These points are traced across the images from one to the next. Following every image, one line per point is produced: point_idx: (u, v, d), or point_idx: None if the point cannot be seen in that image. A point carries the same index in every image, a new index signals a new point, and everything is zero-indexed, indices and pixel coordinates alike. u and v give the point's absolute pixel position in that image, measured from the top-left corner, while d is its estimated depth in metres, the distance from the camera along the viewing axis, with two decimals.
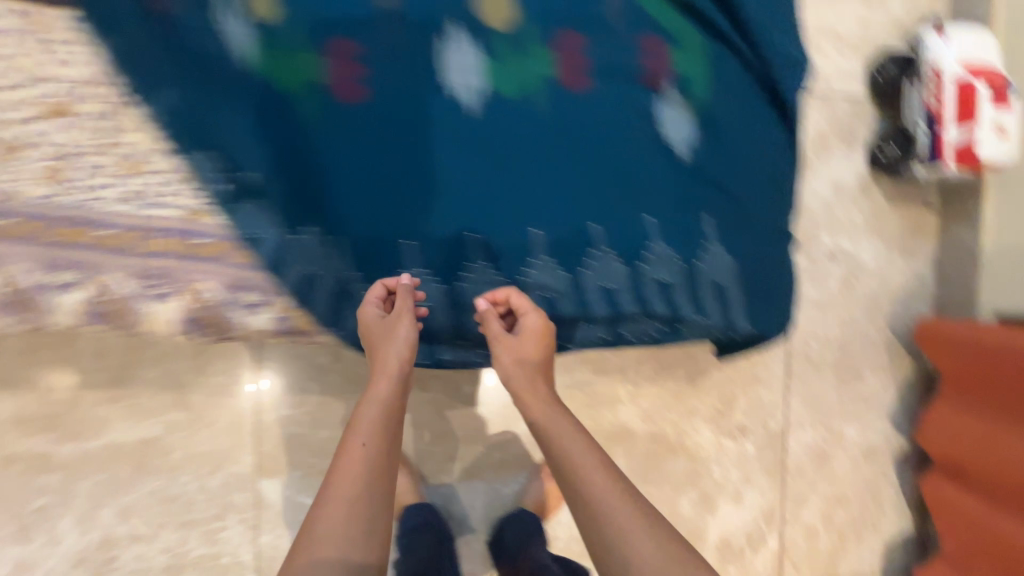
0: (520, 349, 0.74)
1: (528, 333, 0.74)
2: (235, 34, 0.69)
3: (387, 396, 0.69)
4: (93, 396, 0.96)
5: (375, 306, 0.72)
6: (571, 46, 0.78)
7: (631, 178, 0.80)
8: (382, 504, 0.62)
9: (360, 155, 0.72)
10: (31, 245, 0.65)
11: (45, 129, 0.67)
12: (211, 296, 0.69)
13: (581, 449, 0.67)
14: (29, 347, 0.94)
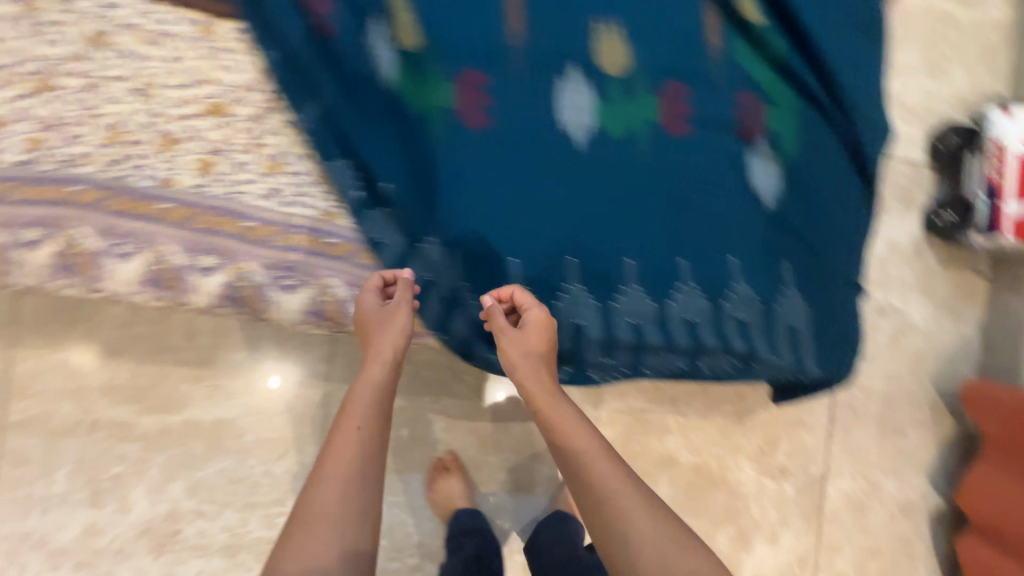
0: (523, 341, 0.76)
1: (533, 327, 0.76)
2: (382, 58, 0.75)
3: (379, 375, 0.73)
4: (178, 372, 1.01)
5: (374, 286, 0.75)
6: (673, 95, 0.85)
7: (718, 221, 0.86)
8: (375, 485, 0.66)
9: (478, 175, 0.78)
10: (181, 230, 0.71)
11: (203, 127, 0.74)
12: (336, 292, 0.76)
13: (576, 439, 0.71)
14: (128, 320, 0.99)
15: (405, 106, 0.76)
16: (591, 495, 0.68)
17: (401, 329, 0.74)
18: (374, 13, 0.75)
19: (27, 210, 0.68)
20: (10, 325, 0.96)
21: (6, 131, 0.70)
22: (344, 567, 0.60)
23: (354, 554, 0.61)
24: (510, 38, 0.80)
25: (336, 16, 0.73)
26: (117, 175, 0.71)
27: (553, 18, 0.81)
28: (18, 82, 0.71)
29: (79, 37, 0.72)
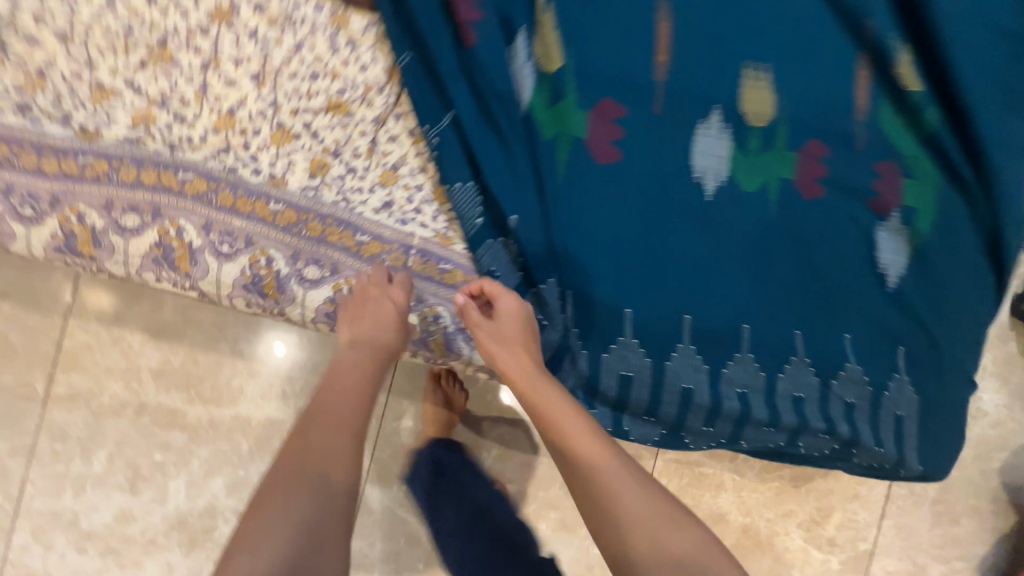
0: (500, 334, 0.65)
1: (508, 316, 0.66)
2: (522, 79, 0.70)
3: (370, 358, 0.61)
4: (233, 364, 0.96)
5: (377, 274, 0.65)
6: (814, 154, 0.79)
7: (836, 295, 0.80)
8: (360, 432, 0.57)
9: (602, 215, 0.73)
10: (287, 235, 0.65)
11: (320, 124, 0.68)
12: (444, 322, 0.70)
13: (559, 413, 0.62)
14: (191, 304, 0.94)
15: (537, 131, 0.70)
16: (575, 472, 0.60)
17: (396, 315, 0.63)
18: (521, 30, 0.70)
19: (127, 192, 0.61)
20: (68, 292, 0.91)
21: (114, 104, 0.64)
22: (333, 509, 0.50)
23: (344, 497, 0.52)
24: (653, 72, 0.74)
25: (481, 25, 0.66)
26: (226, 168, 0.65)
27: (702, 57, 0.75)
28: (132, 52, 0.65)
29: (201, 9, 0.66)
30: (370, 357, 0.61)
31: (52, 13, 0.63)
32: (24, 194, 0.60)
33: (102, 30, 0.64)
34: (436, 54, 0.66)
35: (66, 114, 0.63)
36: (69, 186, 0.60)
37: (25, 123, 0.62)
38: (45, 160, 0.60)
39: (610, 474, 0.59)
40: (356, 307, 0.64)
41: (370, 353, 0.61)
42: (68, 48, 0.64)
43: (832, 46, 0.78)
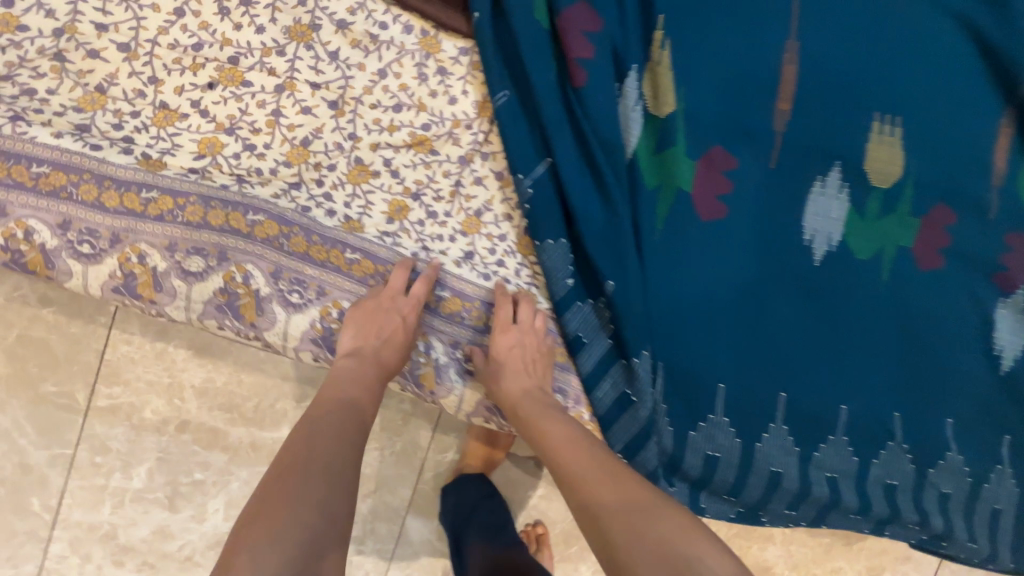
0: (495, 371, 0.59)
1: (505, 353, 0.59)
2: (628, 127, 0.63)
3: (368, 373, 0.56)
4: (279, 386, 0.91)
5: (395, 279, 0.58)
6: (938, 221, 0.71)
7: (946, 377, 0.73)
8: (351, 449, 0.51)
9: (701, 278, 0.67)
10: (361, 287, 0.59)
11: (402, 162, 0.62)
12: None
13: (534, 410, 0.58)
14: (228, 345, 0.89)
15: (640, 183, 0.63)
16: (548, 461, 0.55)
17: (403, 334, 0.58)
18: (631, 67, 0.61)
19: (192, 234, 0.56)
20: (103, 326, 0.87)
21: (179, 129, 0.58)
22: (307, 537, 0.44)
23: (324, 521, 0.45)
24: (771, 120, 0.66)
25: (590, 66, 0.59)
26: (299, 208, 0.59)
27: (827, 107, 0.67)
28: (200, 70, 0.58)
29: (278, 25, 0.59)
30: (365, 375, 0.56)
31: (115, 23, 0.57)
32: (81, 230, 0.55)
33: (169, 46, 0.58)
34: (540, 95, 0.59)
35: (128, 138, 0.57)
36: (132, 223, 0.55)
37: (84, 149, 0.55)
38: (105, 193, 0.55)
39: (589, 470, 0.53)
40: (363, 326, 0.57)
41: (367, 371, 0.56)
42: (132, 63, 0.57)
43: (969, 100, 0.69)
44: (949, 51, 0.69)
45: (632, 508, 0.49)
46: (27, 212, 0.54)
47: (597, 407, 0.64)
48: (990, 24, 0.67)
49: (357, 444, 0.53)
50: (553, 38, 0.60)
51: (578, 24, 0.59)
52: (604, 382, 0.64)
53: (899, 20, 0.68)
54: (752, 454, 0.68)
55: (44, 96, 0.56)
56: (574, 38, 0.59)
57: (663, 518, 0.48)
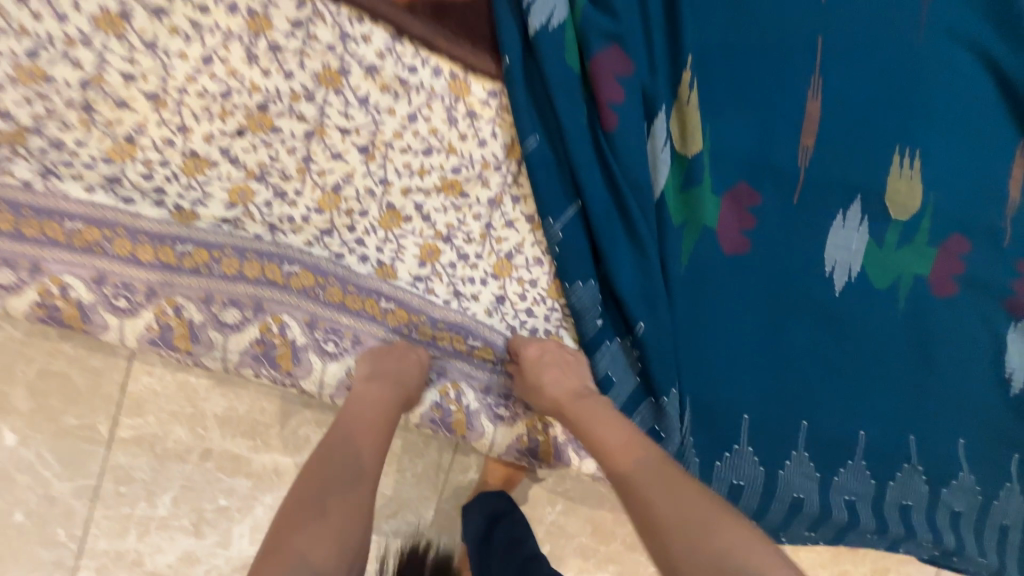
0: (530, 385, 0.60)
1: (535, 364, 0.61)
2: (656, 166, 0.63)
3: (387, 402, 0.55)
4: (301, 413, 0.92)
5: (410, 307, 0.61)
6: (953, 250, 0.73)
7: (958, 400, 0.75)
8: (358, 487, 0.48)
9: (727, 313, 0.68)
10: (394, 337, 0.61)
11: (433, 206, 0.62)
12: (557, 431, 0.64)
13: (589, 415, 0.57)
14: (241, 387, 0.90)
15: (669, 220, 0.64)
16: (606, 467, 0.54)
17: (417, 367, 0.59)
18: (659, 108, 0.62)
19: (228, 285, 0.57)
20: (123, 363, 0.88)
21: (209, 177, 0.58)
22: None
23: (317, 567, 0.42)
24: (795, 155, 0.67)
25: (620, 109, 0.60)
26: (332, 256, 0.59)
27: (849, 141, 0.68)
28: (229, 117, 0.58)
29: (307, 70, 0.58)
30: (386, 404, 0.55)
31: (143, 73, 0.56)
32: (116, 284, 0.55)
33: (197, 94, 0.57)
34: (571, 139, 0.59)
35: (158, 189, 0.57)
36: (167, 276, 0.56)
37: (117, 203, 0.55)
38: (140, 247, 0.55)
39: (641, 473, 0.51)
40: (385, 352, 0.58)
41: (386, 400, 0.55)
42: (160, 112, 0.57)
43: (984, 132, 0.71)
44: (965, 84, 0.70)
45: (690, 519, 0.46)
46: (60, 268, 0.54)
47: None
48: (1000, 60, 0.70)
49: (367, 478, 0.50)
50: (583, 80, 0.61)
51: (608, 68, 0.60)
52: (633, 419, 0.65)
53: (918, 55, 0.69)
54: (776, 483, 0.70)
55: (72, 148, 0.55)
56: (604, 83, 0.59)
57: (719, 526, 0.45)
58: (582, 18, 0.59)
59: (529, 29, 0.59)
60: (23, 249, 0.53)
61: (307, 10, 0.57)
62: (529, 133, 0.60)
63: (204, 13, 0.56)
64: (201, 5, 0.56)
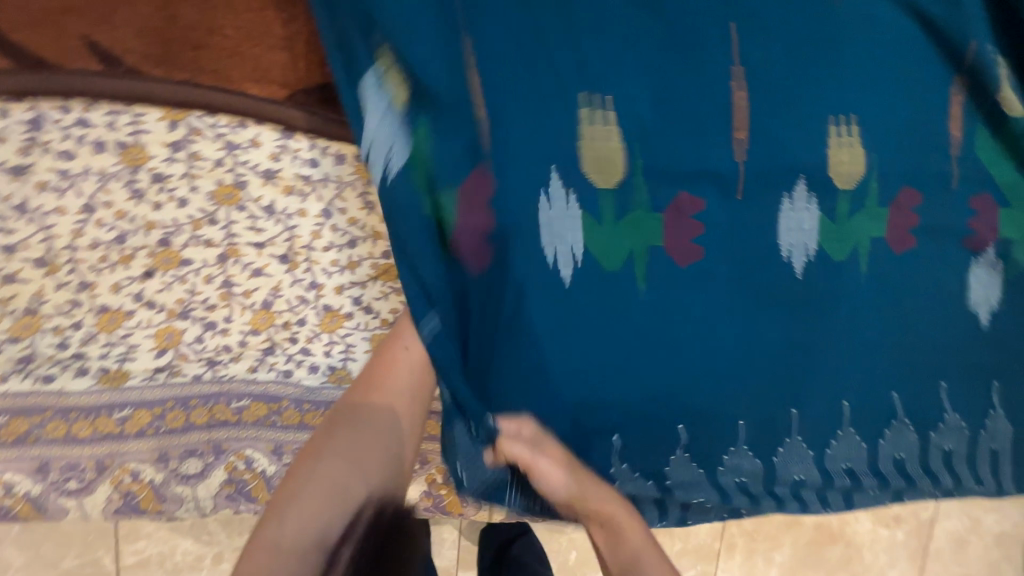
0: (537, 450, 0.59)
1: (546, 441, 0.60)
2: (562, 246, 0.61)
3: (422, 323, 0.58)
4: None
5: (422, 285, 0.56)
6: (906, 203, 0.71)
7: (936, 345, 0.75)
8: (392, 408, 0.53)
9: (693, 324, 0.66)
10: None
11: (371, 296, 0.58)
12: None
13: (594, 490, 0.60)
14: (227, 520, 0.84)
15: (612, 262, 0.63)
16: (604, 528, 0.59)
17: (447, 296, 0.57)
18: (537, 193, 0.59)
19: (180, 438, 0.54)
20: None
21: (128, 328, 0.54)
22: (329, 505, 0.47)
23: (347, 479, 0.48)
24: (730, 151, 0.65)
25: (516, 171, 0.58)
26: (280, 376, 0.56)
27: (782, 121, 0.65)
28: (131, 261, 0.54)
29: (200, 192, 0.54)
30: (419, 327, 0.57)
31: (25, 240, 0.52)
32: (63, 467, 0.52)
33: (89, 246, 0.53)
34: (495, 199, 0.57)
35: (78, 354, 0.53)
36: (114, 445, 0.53)
37: (37, 384, 0.52)
38: (76, 424, 0.52)
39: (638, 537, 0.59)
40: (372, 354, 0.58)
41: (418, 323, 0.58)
42: (55, 275, 0.52)
43: (917, 76, 0.68)
44: (887, 32, 0.67)
45: None
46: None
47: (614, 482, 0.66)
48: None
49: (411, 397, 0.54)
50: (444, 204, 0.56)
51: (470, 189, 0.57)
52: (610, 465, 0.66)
53: (832, 15, 0.65)
54: (772, 471, 0.71)
55: None
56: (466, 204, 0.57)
57: None
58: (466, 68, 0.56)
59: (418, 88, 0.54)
60: None
61: (181, 129, 0.53)
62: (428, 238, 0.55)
63: (72, 160, 0.52)
64: (66, 153, 0.52)
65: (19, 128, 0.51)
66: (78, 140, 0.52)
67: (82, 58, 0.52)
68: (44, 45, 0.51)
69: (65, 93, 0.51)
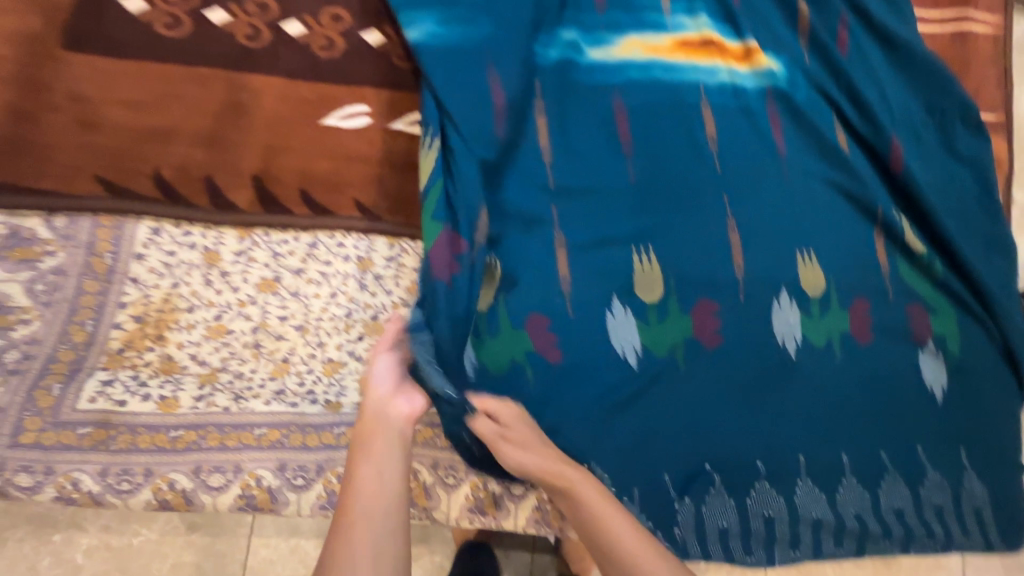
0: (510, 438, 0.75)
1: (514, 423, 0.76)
2: (627, 342, 0.89)
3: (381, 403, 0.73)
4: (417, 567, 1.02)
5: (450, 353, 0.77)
6: (860, 309, 1.00)
7: (910, 417, 0.97)
8: (372, 483, 0.67)
9: (719, 389, 0.91)
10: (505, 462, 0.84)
11: (500, 352, 0.86)
12: None
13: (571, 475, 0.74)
14: None
15: (659, 351, 0.90)
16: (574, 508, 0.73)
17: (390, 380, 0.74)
18: (605, 310, 0.90)
19: None
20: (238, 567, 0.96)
21: (344, 373, 0.80)
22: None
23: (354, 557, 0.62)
24: (734, 271, 0.96)
25: (594, 279, 0.90)
26: None
27: (766, 250, 0.98)
28: (352, 329, 0.81)
29: (402, 287, 0.83)
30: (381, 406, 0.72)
31: (292, 312, 0.80)
32: (295, 467, 0.75)
33: (330, 318, 0.81)
34: (571, 292, 0.89)
35: (311, 390, 0.78)
36: (330, 453, 0.76)
37: (287, 407, 0.77)
38: (309, 436, 0.76)
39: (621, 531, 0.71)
40: (496, 387, 0.85)
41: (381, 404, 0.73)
42: (305, 336, 0.80)
43: (852, 225, 1.03)
44: (828, 197, 1.02)
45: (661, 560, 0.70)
46: (253, 465, 0.74)
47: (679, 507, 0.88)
48: (844, 180, 1.03)
49: (381, 470, 0.68)
50: (513, 339, 0.86)
51: (536, 329, 0.87)
52: (667, 489, 0.88)
53: (790, 187, 1.01)
54: (794, 509, 0.91)
55: (249, 374, 0.77)
56: (535, 334, 0.87)
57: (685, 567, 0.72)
58: (553, 216, 0.91)
59: (517, 220, 0.90)
60: (227, 456, 0.73)
61: (395, 248, 0.85)
62: (496, 317, 0.87)
63: (328, 265, 0.82)
64: (325, 260, 0.83)
65: (302, 246, 0.83)
66: (335, 254, 0.83)
67: (348, 208, 0.85)
68: (326, 200, 0.85)
69: (332, 228, 0.84)
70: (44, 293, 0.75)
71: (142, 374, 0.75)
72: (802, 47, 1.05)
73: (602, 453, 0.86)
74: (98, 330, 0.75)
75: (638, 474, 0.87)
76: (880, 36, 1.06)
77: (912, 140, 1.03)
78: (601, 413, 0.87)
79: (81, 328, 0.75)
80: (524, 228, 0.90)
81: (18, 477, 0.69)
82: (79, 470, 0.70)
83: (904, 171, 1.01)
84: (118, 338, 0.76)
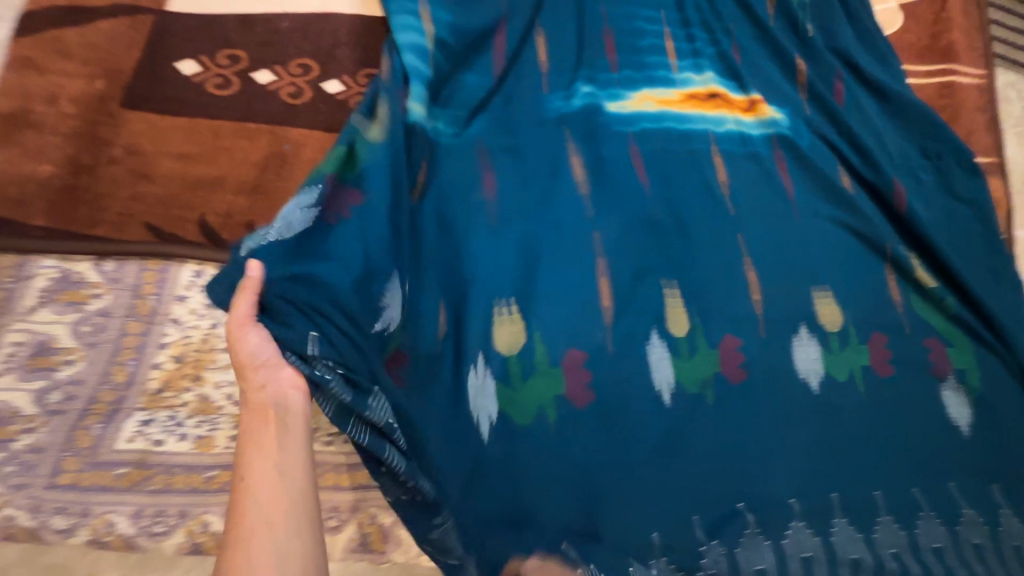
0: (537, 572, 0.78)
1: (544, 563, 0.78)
2: (663, 378, 0.91)
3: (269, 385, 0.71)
4: None
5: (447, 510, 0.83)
6: (878, 343, 1.01)
7: (938, 452, 0.96)
8: (270, 465, 0.66)
9: (744, 425, 0.91)
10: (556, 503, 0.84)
11: (538, 390, 0.88)
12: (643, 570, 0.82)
13: None
14: None
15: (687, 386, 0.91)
16: None
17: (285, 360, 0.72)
18: (643, 345, 0.92)
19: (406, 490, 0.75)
20: None
21: None
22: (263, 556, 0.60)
23: (266, 532, 0.62)
24: (752, 307, 0.98)
25: (617, 316, 0.93)
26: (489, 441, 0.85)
27: (782, 287, 1.01)
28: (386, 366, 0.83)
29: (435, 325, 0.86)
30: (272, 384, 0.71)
31: None
32: None
33: None
34: (596, 329, 0.92)
35: None
36: None
37: None
38: None
39: None
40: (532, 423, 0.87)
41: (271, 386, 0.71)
42: None
43: (864, 261, 1.06)
44: (838, 235, 1.06)
45: None
46: None
47: (711, 550, 0.84)
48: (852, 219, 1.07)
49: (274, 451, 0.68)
50: (549, 378, 0.88)
51: (573, 365, 0.89)
52: (696, 530, 0.85)
53: (801, 226, 1.05)
54: (831, 550, 0.88)
55: None
56: (569, 374, 0.89)
57: None
58: (574, 256, 0.95)
59: (542, 261, 0.94)
60: None
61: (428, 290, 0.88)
62: (532, 354, 0.89)
63: None
64: None
65: None
66: None
67: None
68: None
69: None
70: (89, 335, 0.80)
71: (179, 415, 0.76)
72: (801, 99, 1.13)
73: (631, 491, 0.86)
74: (137, 372, 0.78)
75: (666, 512, 0.85)
76: (873, 89, 1.15)
77: (911, 183, 1.09)
78: (628, 450, 0.87)
79: (122, 369, 0.78)
80: (548, 268, 0.94)
81: (54, 518, 0.69)
82: (114, 512, 0.70)
83: (908, 210, 1.06)
84: (157, 378, 0.78)
